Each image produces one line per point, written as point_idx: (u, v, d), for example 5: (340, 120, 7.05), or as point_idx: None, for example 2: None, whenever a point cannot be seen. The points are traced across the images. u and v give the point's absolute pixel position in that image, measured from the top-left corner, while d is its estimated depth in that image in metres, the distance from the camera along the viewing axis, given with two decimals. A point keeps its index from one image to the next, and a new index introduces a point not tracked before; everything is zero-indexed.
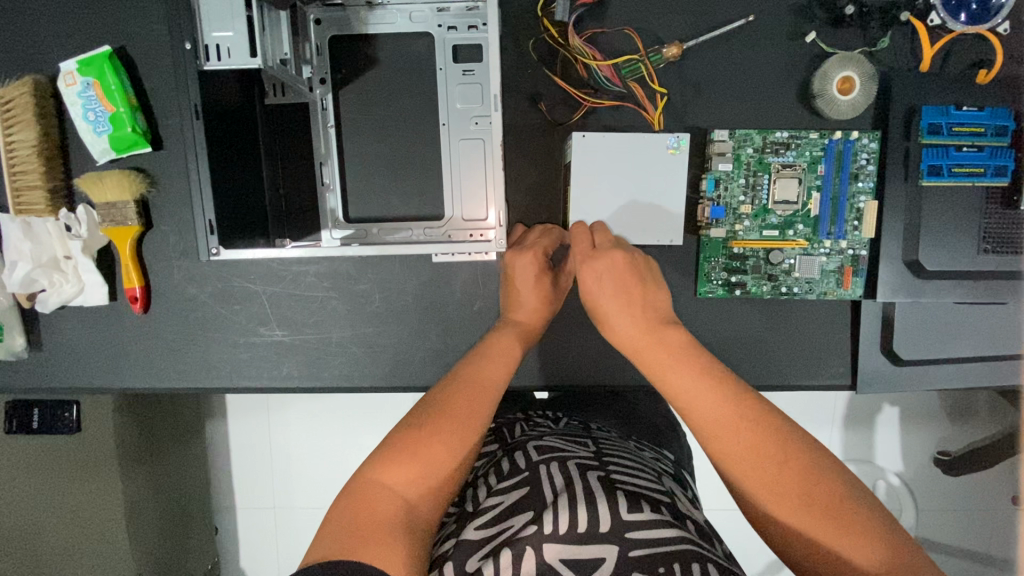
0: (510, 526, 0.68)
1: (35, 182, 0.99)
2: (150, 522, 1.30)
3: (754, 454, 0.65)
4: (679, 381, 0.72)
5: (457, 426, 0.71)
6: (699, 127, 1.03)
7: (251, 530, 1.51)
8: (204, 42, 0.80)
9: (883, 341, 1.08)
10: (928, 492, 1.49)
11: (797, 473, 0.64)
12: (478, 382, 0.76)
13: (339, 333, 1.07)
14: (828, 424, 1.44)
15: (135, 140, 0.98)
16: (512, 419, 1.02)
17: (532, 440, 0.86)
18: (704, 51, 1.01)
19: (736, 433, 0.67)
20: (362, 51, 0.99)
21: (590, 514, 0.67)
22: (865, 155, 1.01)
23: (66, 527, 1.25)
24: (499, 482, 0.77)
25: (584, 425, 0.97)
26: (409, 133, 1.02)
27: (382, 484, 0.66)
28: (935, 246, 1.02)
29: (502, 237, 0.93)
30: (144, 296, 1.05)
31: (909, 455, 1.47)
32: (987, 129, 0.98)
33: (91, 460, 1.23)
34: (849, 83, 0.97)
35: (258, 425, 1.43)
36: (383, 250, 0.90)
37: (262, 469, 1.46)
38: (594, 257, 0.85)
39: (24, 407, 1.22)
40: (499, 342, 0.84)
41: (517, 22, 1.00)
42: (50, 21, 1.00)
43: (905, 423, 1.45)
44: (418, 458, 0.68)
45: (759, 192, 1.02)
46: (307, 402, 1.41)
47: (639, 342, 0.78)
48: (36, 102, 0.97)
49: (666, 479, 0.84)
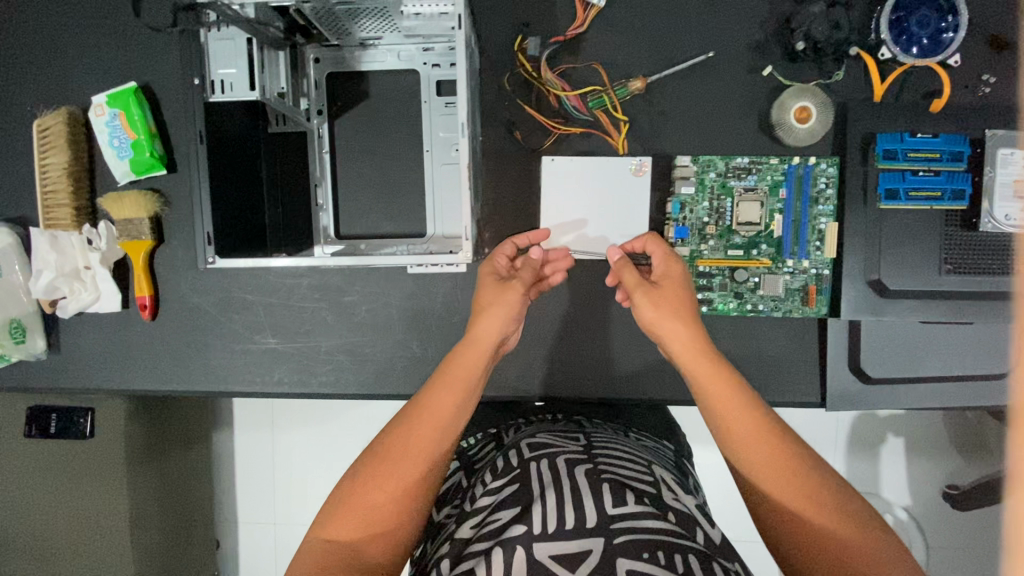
0: (498, 520, 0.75)
1: (64, 201, 1.10)
2: (154, 526, 1.37)
3: (786, 484, 0.74)
4: (733, 393, 0.80)
5: (391, 472, 0.77)
6: (664, 152, 1.09)
7: (251, 542, 1.60)
8: (210, 78, 0.92)
9: (851, 360, 1.11)
10: (937, 530, 1.48)
11: (826, 487, 0.73)
12: (418, 417, 0.81)
13: (328, 341, 1.15)
14: (831, 450, 1.46)
15: (152, 164, 1.09)
16: (512, 423, 1.11)
17: (526, 438, 0.93)
18: (669, 82, 1.08)
19: (773, 443, 0.77)
20: (355, 85, 1.09)
21: (578, 513, 0.73)
22: (824, 180, 1.08)
23: (77, 528, 1.33)
24: (493, 480, 0.84)
25: (580, 421, 1.05)
26: (397, 158, 1.11)
27: (327, 539, 0.74)
28: (896, 265, 1.06)
29: (469, 249, 0.91)
30: (153, 304, 1.15)
31: (918, 489, 1.47)
32: (942, 155, 1.04)
33: (105, 461, 1.31)
34: (806, 112, 1.04)
35: (263, 439, 1.55)
36: (360, 260, 0.94)
37: (265, 477, 1.56)
38: (665, 264, 0.93)
39: (44, 411, 1.31)
40: (459, 359, 0.85)
41: (494, 56, 1.08)
42: (81, 60, 1.13)
43: (912, 455, 1.46)
44: (358, 511, 0.75)
45: (722, 214, 1.08)
46: (309, 414, 1.52)
47: (691, 371, 0.83)
48: (69, 130, 1.09)
49: (658, 467, 0.90)
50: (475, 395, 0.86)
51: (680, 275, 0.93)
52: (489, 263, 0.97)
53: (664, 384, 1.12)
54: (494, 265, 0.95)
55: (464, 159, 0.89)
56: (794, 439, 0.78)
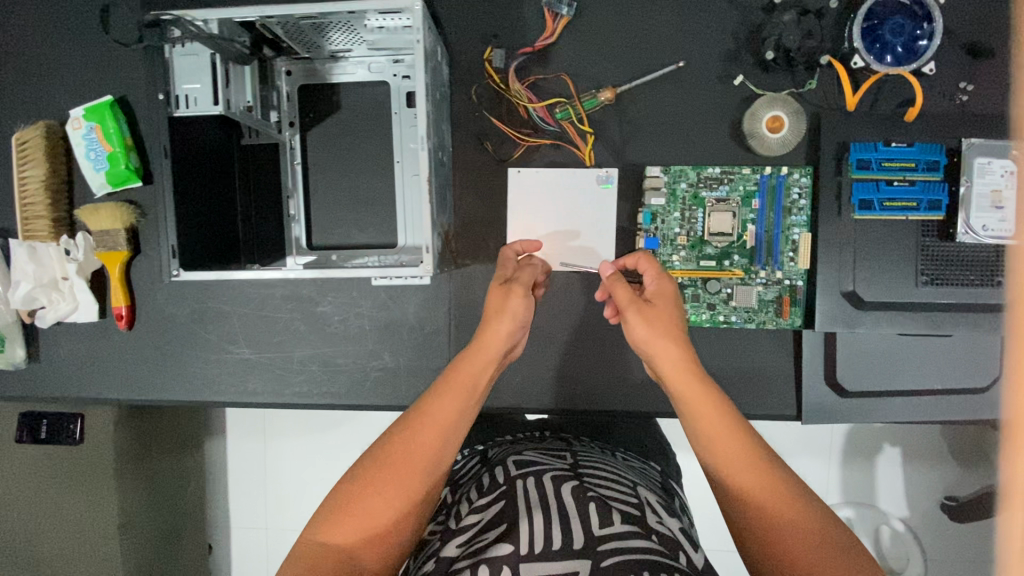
0: (485, 538, 0.74)
1: (41, 213, 1.11)
2: (143, 532, 1.39)
3: (779, 512, 0.68)
4: (720, 423, 0.76)
5: (394, 475, 0.74)
6: (636, 162, 1.09)
7: (243, 547, 1.59)
8: (175, 92, 0.93)
9: (826, 372, 1.10)
10: (934, 542, 1.44)
11: (826, 528, 0.67)
12: (422, 421, 0.78)
13: (300, 352, 1.16)
14: (824, 458, 1.43)
15: (128, 176, 1.10)
16: (500, 441, 1.10)
17: (512, 455, 0.94)
18: (639, 92, 1.08)
19: (765, 479, 0.71)
20: (328, 97, 1.10)
21: (565, 533, 0.72)
22: (797, 190, 1.06)
23: (66, 533, 1.34)
24: (478, 498, 0.84)
25: (568, 440, 1.05)
26: (368, 170, 1.12)
27: (325, 543, 0.71)
28: (871, 276, 1.05)
29: (431, 262, 0.91)
30: (130, 313, 1.16)
31: (915, 500, 1.43)
32: (918, 164, 1.02)
33: (93, 468, 1.32)
34: (778, 122, 1.03)
35: (254, 446, 1.54)
36: (322, 273, 0.95)
37: (256, 484, 1.55)
38: (658, 284, 0.92)
39: (34, 416, 1.32)
40: (465, 364, 0.84)
41: (464, 67, 1.08)
42: (60, 74, 1.14)
43: (909, 465, 1.42)
44: (356, 515, 0.72)
45: (694, 224, 1.07)
46: (299, 422, 1.51)
47: (679, 394, 0.80)
48: (48, 143, 1.11)
49: (644, 486, 0.89)
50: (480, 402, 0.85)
51: (671, 295, 0.92)
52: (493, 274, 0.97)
53: (630, 395, 1.14)
54: (503, 270, 0.95)
55: (423, 172, 0.90)
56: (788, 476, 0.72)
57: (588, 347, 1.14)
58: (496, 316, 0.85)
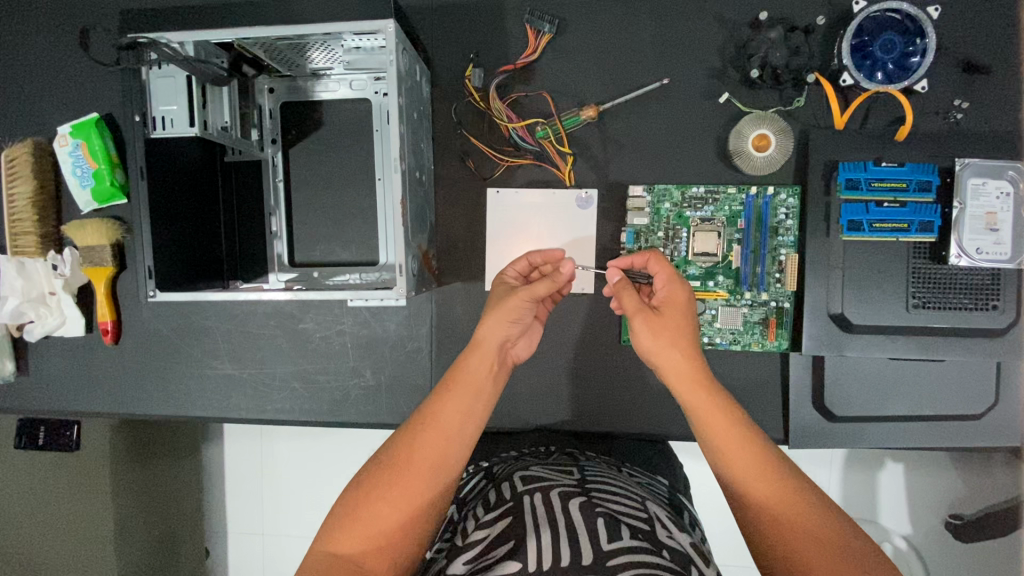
0: (492, 556, 0.70)
1: (29, 229, 1.12)
2: (140, 538, 1.35)
3: (793, 519, 0.68)
4: (730, 430, 0.75)
5: (396, 481, 0.73)
6: (619, 180, 1.07)
7: (241, 556, 1.51)
8: (152, 114, 0.93)
9: (814, 397, 1.07)
10: (939, 563, 1.37)
11: (840, 532, 0.66)
12: (426, 424, 0.78)
13: (282, 368, 1.16)
14: (824, 470, 1.36)
15: (113, 193, 1.12)
16: (504, 456, 1.04)
17: (519, 471, 0.90)
18: (621, 110, 1.06)
19: (773, 485, 0.71)
20: (310, 115, 1.10)
21: (573, 548, 0.68)
22: (784, 211, 1.04)
23: (58, 541, 1.32)
24: (485, 514, 0.80)
25: (574, 455, 1.00)
26: (351, 187, 1.12)
27: (334, 552, 0.70)
28: (859, 298, 1.02)
29: (404, 284, 0.91)
30: (115, 328, 1.17)
31: (918, 517, 1.36)
32: (909, 184, 0.98)
33: (89, 473, 1.29)
34: (765, 140, 1.00)
35: (251, 447, 1.45)
36: (296, 295, 0.93)
37: (253, 492, 1.47)
38: (669, 282, 0.87)
39: (31, 423, 1.28)
40: (469, 366, 0.83)
41: (445, 85, 1.08)
42: (48, 94, 1.16)
43: (912, 483, 1.36)
44: (362, 521, 0.71)
45: (678, 244, 1.05)
46: (294, 434, 1.42)
47: (686, 402, 0.79)
48: (36, 161, 1.12)
49: (653, 502, 0.84)
50: (486, 405, 0.83)
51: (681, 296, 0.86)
52: (502, 279, 0.93)
53: (612, 415, 1.13)
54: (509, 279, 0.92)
55: (397, 193, 0.88)
56: (796, 485, 0.71)
57: (570, 367, 1.13)
58: (491, 311, 0.84)
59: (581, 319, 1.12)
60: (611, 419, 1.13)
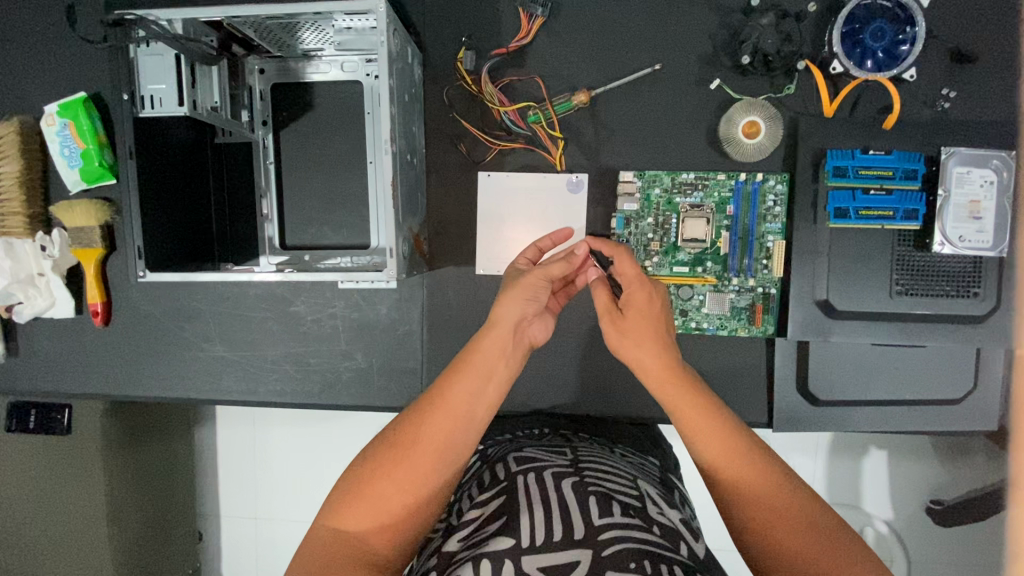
0: (485, 532, 0.72)
1: (16, 209, 1.11)
2: (134, 522, 1.35)
3: (774, 498, 0.70)
4: (712, 421, 0.76)
5: (403, 458, 0.74)
6: (610, 166, 1.08)
7: (234, 540, 1.53)
8: (141, 93, 0.92)
9: (799, 382, 1.09)
10: (918, 546, 1.40)
11: (820, 515, 0.68)
12: (434, 405, 0.78)
13: (274, 351, 1.16)
14: (810, 456, 1.39)
15: (102, 173, 1.11)
16: (496, 437, 1.06)
17: (513, 451, 0.91)
18: (613, 95, 1.06)
19: (755, 472, 0.72)
20: (301, 97, 1.09)
21: (565, 524, 0.70)
22: (772, 197, 1.05)
23: (51, 525, 1.31)
24: (480, 493, 0.81)
25: (567, 436, 1.02)
26: (342, 170, 1.11)
27: (340, 527, 0.71)
28: (845, 285, 1.03)
29: (394, 267, 0.91)
30: (106, 310, 1.17)
31: (899, 502, 1.39)
32: (895, 173, 0.99)
33: (80, 457, 1.28)
34: (754, 127, 1.01)
35: (243, 432, 1.46)
36: (287, 277, 0.93)
37: (246, 475, 1.48)
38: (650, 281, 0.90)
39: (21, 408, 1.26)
40: (480, 349, 0.83)
41: (438, 68, 1.07)
42: (34, 72, 1.14)
43: (894, 468, 1.38)
44: (368, 498, 0.72)
45: (668, 230, 1.06)
46: (287, 417, 1.43)
47: (659, 395, 0.81)
48: (22, 140, 1.10)
49: (644, 480, 0.86)
50: (497, 389, 0.82)
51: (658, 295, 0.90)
52: (514, 266, 0.94)
53: (601, 399, 1.15)
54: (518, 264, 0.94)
55: (387, 174, 0.88)
56: (778, 470, 0.72)
57: (559, 351, 1.14)
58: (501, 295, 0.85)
59: (570, 304, 1.13)
60: (600, 403, 1.15)
